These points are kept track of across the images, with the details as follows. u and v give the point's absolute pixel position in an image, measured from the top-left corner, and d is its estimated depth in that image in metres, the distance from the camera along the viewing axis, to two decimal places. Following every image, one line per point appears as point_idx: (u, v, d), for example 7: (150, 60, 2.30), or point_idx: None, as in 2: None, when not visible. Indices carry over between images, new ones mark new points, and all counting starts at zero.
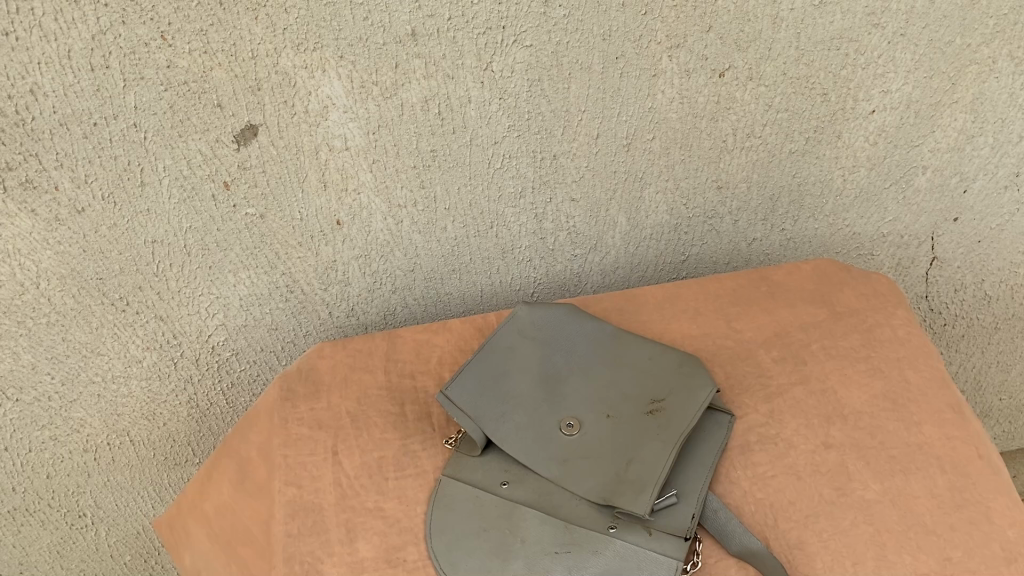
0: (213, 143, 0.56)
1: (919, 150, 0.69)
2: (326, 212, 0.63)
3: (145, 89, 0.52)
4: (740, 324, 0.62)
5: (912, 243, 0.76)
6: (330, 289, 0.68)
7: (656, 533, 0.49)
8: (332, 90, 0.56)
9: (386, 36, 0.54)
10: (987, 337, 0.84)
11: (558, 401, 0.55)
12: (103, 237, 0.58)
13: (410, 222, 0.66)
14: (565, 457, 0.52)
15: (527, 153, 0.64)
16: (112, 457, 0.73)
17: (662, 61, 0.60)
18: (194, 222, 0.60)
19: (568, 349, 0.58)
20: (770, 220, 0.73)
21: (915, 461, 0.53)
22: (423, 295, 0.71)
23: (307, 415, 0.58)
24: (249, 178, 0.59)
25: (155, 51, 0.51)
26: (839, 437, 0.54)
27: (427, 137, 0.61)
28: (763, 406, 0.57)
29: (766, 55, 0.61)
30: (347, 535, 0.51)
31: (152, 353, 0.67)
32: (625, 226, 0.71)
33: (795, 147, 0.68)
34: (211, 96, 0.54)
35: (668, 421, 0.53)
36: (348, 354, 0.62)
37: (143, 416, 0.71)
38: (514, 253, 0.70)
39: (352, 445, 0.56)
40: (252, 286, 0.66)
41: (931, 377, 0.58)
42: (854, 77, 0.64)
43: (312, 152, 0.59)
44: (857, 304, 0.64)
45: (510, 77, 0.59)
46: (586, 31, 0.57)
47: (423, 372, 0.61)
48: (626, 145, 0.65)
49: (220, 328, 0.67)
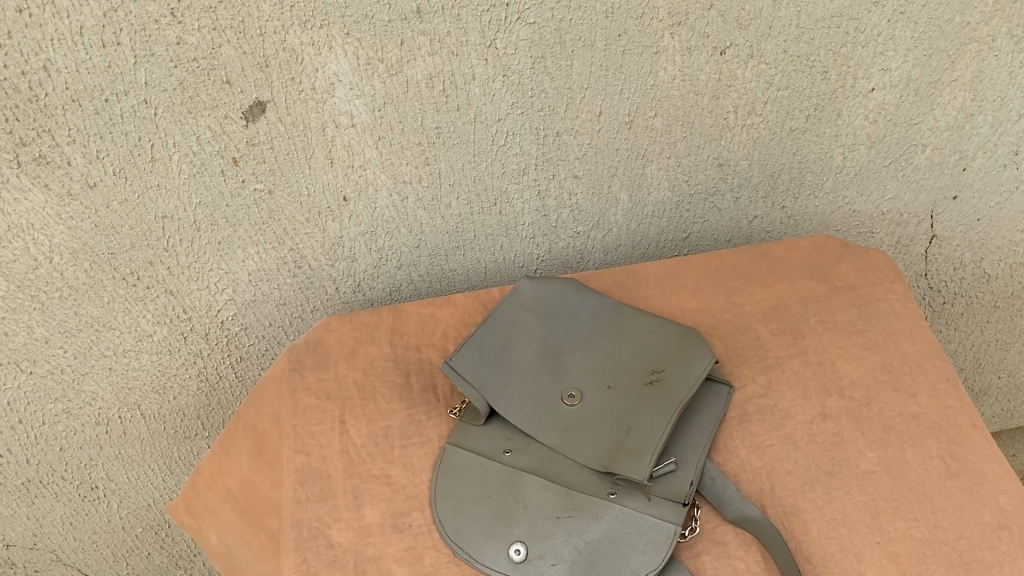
0: (222, 119, 0.57)
1: (918, 128, 0.70)
2: (333, 188, 0.64)
3: (155, 66, 0.53)
4: (740, 299, 0.63)
5: (911, 221, 0.76)
6: (337, 265, 0.69)
7: (654, 499, 0.50)
8: (339, 67, 0.57)
9: (392, 13, 0.55)
10: (987, 315, 0.84)
11: (559, 372, 0.56)
12: (116, 212, 0.60)
13: (416, 198, 0.67)
14: (566, 426, 0.54)
15: (530, 130, 0.65)
16: (123, 430, 0.74)
17: (663, 39, 0.61)
18: (203, 197, 0.61)
19: (570, 322, 0.59)
20: (771, 198, 0.74)
21: (911, 431, 0.54)
22: (428, 272, 0.73)
23: (315, 386, 0.59)
24: (257, 154, 0.60)
25: (165, 28, 0.52)
26: (836, 408, 0.55)
27: (432, 114, 0.62)
28: (761, 377, 0.58)
29: (766, 34, 0.62)
30: (354, 502, 0.52)
31: (162, 327, 0.68)
32: (627, 203, 0.72)
33: (796, 125, 0.69)
34: (220, 73, 0.55)
35: (667, 391, 0.54)
36: (355, 328, 0.63)
37: (153, 390, 0.72)
38: (518, 230, 0.71)
39: (359, 415, 0.57)
40: (260, 262, 0.67)
41: (927, 349, 0.59)
42: (854, 55, 0.64)
43: (319, 129, 0.60)
44: (854, 279, 0.65)
45: (514, 54, 0.60)
46: (588, 8, 0.58)
47: (429, 345, 0.62)
48: (628, 123, 0.66)
49: (229, 303, 0.69)
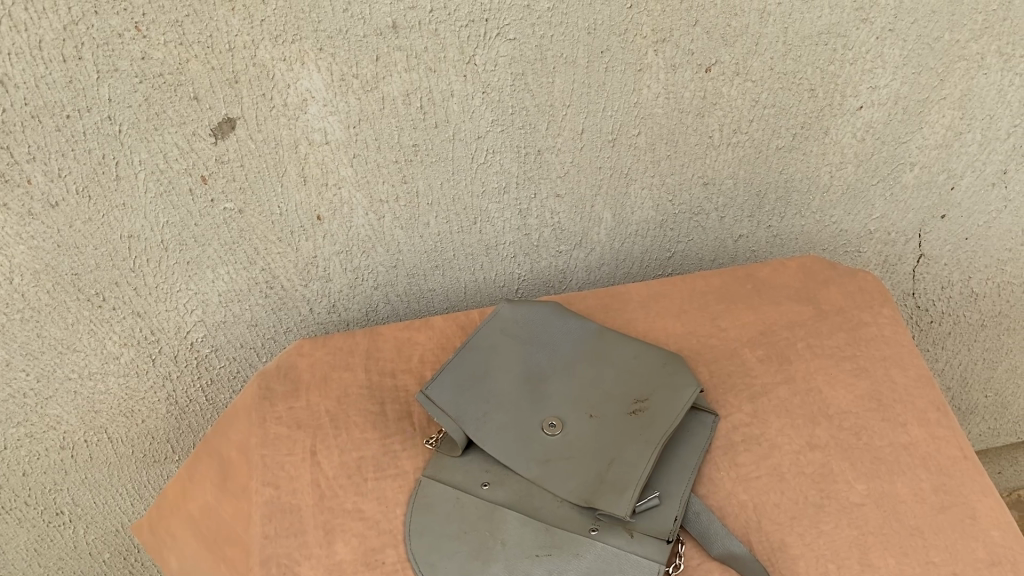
0: (190, 136, 0.56)
1: (907, 147, 0.68)
2: (306, 207, 0.62)
3: (119, 81, 0.51)
4: (726, 322, 0.61)
5: (899, 240, 0.75)
6: (311, 286, 0.67)
7: (637, 535, 0.48)
8: (312, 83, 0.55)
9: (367, 28, 0.54)
10: (974, 334, 0.83)
11: (540, 401, 0.54)
12: (79, 232, 0.57)
13: (393, 217, 0.65)
14: (547, 458, 0.52)
15: (511, 148, 0.63)
16: (90, 454, 0.72)
17: (647, 56, 0.59)
18: (171, 217, 0.59)
19: (550, 348, 0.57)
20: (757, 217, 0.72)
21: (901, 461, 0.52)
22: (405, 292, 0.70)
23: (286, 414, 0.57)
24: (226, 173, 0.58)
25: (129, 43, 0.50)
26: (824, 437, 0.53)
27: (409, 131, 0.60)
28: (747, 405, 0.55)
29: (752, 51, 0.60)
30: (325, 538, 0.50)
31: (129, 349, 0.66)
32: (610, 222, 0.70)
33: (782, 144, 0.67)
34: (187, 89, 0.53)
35: (650, 421, 0.52)
36: (328, 352, 0.61)
37: (121, 413, 0.70)
38: (498, 250, 0.69)
39: (330, 446, 0.55)
40: (230, 282, 0.65)
41: (917, 375, 0.57)
42: (842, 72, 0.63)
43: (291, 146, 0.58)
44: (842, 302, 0.63)
45: (494, 71, 0.58)
46: (570, 24, 0.56)
47: (405, 370, 0.60)
48: (611, 141, 0.64)
49: (199, 324, 0.66)
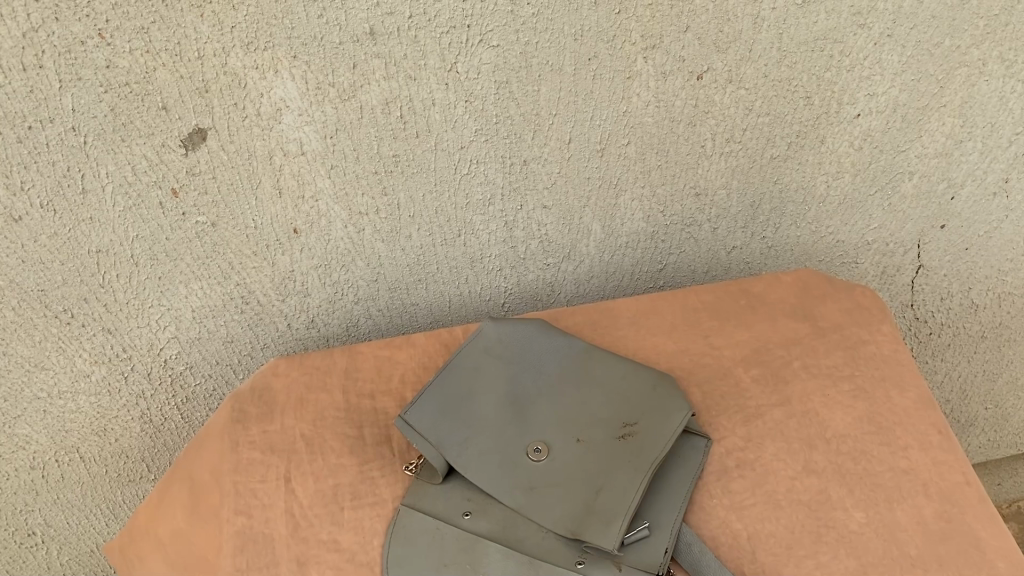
0: (159, 148, 0.53)
1: (906, 156, 0.66)
2: (282, 220, 0.59)
3: (82, 90, 0.49)
4: (719, 340, 0.59)
5: (898, 251, 0.73)
6: (289, 301, 0.65)
7: (626, 569, 0.46)
8: (286, 92, 0.53)
9: (343, 35, 0.51)
10: (974, 346, 0.81)
11: (524, 425, 0.52)
12: (44, 246, 0.55)
13: (373, 230, 0.62)
14: (531, 485, 0.49)
15: (495, 158, 0.60)
16: (62, 474, 0.69)
17: (637, 63, 0.57)
18: (141, 231, 0.57)
19: (536, 369, 0.55)
20: (751, 228, 0.70)
21: (901, 488, 0.50)
22: (387, 307, 0.68)
23: (260, 438, 0.55)
24: (198, 185, 0.56)
25: (92, 51, 0.48)
26: (821, 462, 0.51)
27: (389, 141, 0.57)
28: (741, 429, 0.53)
29: (746, 57, 0.58)
30: (299, 571, 0.47)
31: (100, 367, 0.63)
32: (599, 234, 0.68)
33: (777, 153, 0.65)
34: (155, 99, 0.51)
35: (639, 446, 0.50)
36: (304, 373, 0.59)
37: (93, 432, 0.67)
38: (483, 263, 0.67)
39: (306, 472, 0.52)
40: (205, 297, 0.62)
41: (917, 397, 0.55)
42: (839, 79, 0.61)
43: (265, 157, 0.56)
44: (840, 319, 0.60)
45: (476, 79, 0.55)
46: (556, 31, 0.54)
47: (384, 392, 0.58)
48: (600, 150, 0.62)
49: (172, 341, 0.64)
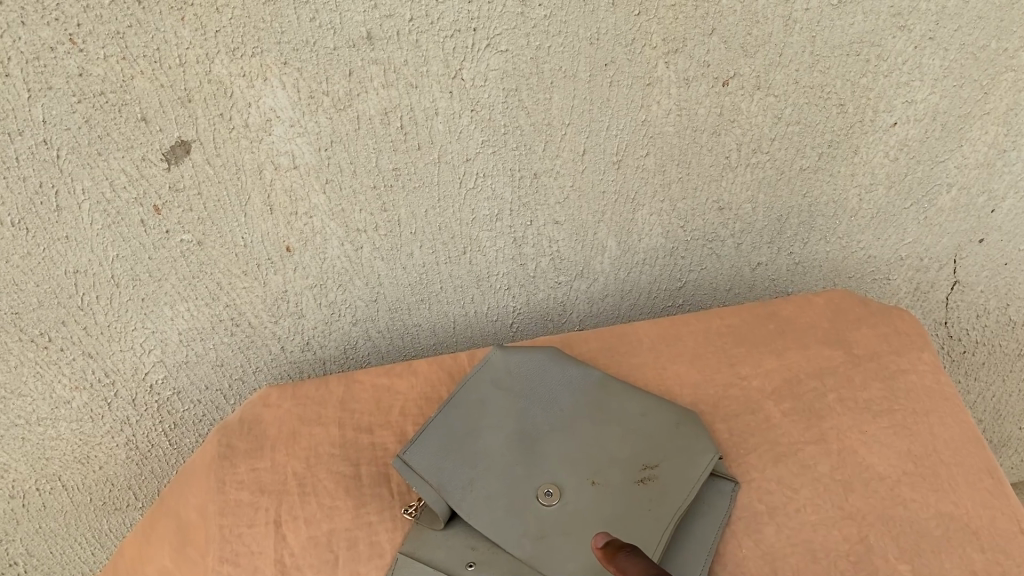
0: (139, 162, 0.49)
1: (944, 167, 0.61)
2: (274, 238, 0.55)
3: (53, 101, 0.44)
4: (745, 369, 0.55)
5: (932, 266, 0.68)
6: (282, 322, 0.60)
7: None
8: (276, 101, 0.49)
9: (337, 40, 0.47)
10: (1011, 364, 0.76)
11: (535, 465, 0.48)
12: (16, 267, 0.50)
13: (372, 247, 0.58)
14: (542, 533, 0.45)
15: (504, 171, 0.56)
16: (43, 503, 0.64)
17: (658, 69, 0.53)
18: (121, 250, 0.52)
19: (547, 403, 0.51)
20: (777, 243, 0.65)
21: (949, 537, 0.45)
22: (388, 328, 0.64)
23: (248, 477, 0.51)
24: (182, 202, 0.51)
25: (63, 58, 0.43)
26: (860, 507, 0.46)
27: (388, 154, 0.53)
28: (772, 470, 0.49)
29: (775, 62, 0.54)
30: None
31: (81, 393, 0.59)
32: (615, 250, 0.63)
33: (807, 164, 0.60)
34: (133, 109, 0.46)
35: (662, 491, 0.46)
36: (297, 404, 0.55)
37: (76, 460, 0.63)
38: (490, 281, 0.63)
39: (297, 516, 0.48)
40: (192, 320, 0.58)
41: (962, 435, 0.51)
42: (875, 85, 0.56)
43: (255, 172, 0.51)
44: (876, 346, 0.57)
45: (483, 86, 0.51)
46: (570, 34, 0.50)
47: (383, 426, 0.54)
48: (616, 162, 0.57)
49: (158, 365, 0.60)
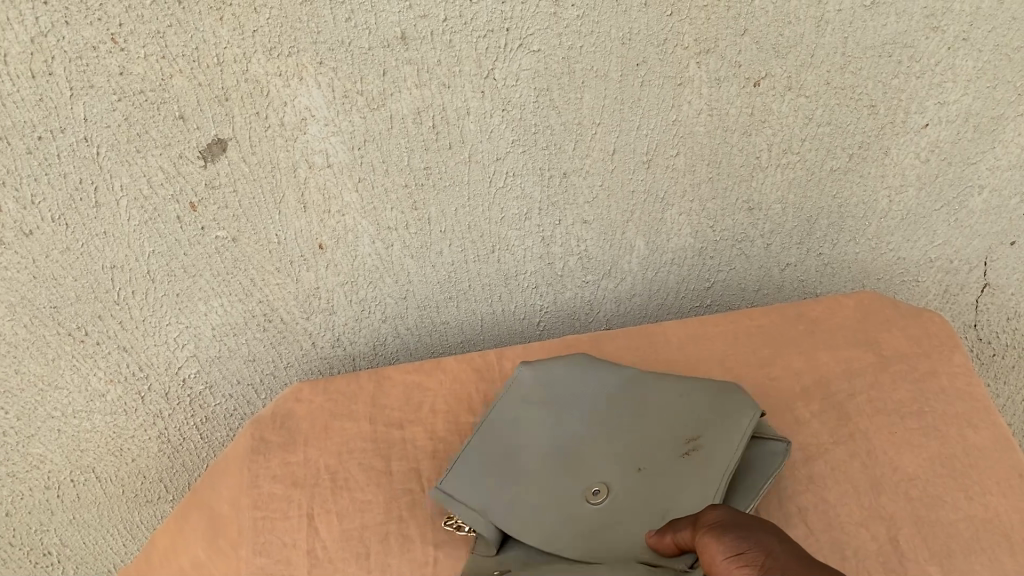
0: (176, 159, 0.49)
1: (976, 169, 0.61)
2: (307, 235, 0.56)
3: (95, 100, 0.45)
4: (775, 371, 0.55)
5: (962, 269, 0.67)
6: (314, 318, 0.61)
7: None
8: (311, 100, 0.49)
9: (373, 40, 0.48)
10: None
11: (576, 472, 0.47)
12: (56, 262, 0.51)
13: (402, 245, 0.58)
14: (593, 530, 0.44)
15: (533, 170, 0.56)
16: (77, 494, 0.65)
17: (689, 68, 0.53)
18: (157, 246, 0.53)
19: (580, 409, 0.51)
20: (806, 243, 0.65)
21: (981, 539, 0.44)
22: (416, 325, 0.64)
23: (280, 471, 0.51)
24: (217, 199, 0.52)
25: (105, 57, 0.44)
26: (890, 508, 0.46)
27: (420, 152, 0.53)
28: (801, 470, 0.49)
29: (807, 63, 0.54)
30: None
31: (115, 386, 0.60)
32: (643, 249, 0.63)
33: (837, 165, 0.60)
34: (172, 107, 0.47)
35: (706, 457, 0.44)
36: (328, 399, 0.56)
37: (109, 452, 0.64)
38: (518, 280, 0.63)
39: (329, 508, 0.49)
40: (225, 315, 0.59)
41: (994, 437, 0.50)
42: (906, 86, 0.56)
43: (289, 170, 0.52)
44: (906, 348, 0.57)
45: (515, 86, 0.52)
46: (602, 34, 0.50)
47: (414, 421, 0.54)
48: (646, 162, 0.58)
49: (191, 360, 0.60)
